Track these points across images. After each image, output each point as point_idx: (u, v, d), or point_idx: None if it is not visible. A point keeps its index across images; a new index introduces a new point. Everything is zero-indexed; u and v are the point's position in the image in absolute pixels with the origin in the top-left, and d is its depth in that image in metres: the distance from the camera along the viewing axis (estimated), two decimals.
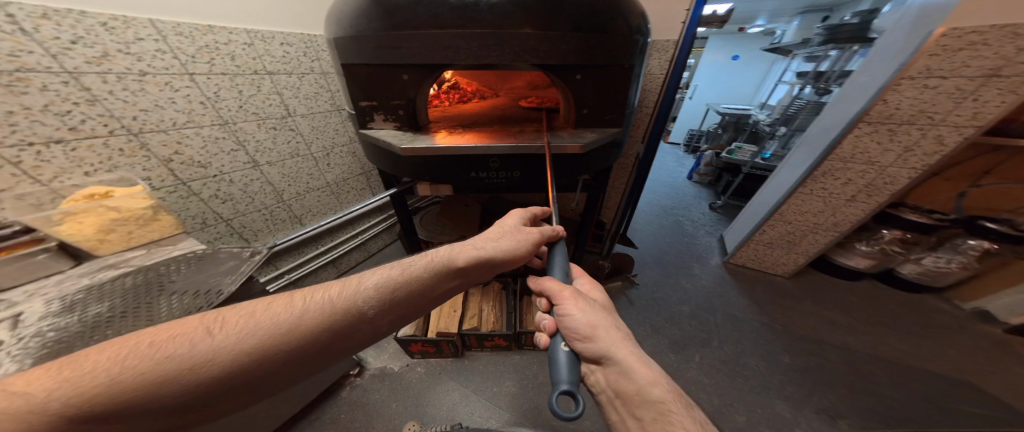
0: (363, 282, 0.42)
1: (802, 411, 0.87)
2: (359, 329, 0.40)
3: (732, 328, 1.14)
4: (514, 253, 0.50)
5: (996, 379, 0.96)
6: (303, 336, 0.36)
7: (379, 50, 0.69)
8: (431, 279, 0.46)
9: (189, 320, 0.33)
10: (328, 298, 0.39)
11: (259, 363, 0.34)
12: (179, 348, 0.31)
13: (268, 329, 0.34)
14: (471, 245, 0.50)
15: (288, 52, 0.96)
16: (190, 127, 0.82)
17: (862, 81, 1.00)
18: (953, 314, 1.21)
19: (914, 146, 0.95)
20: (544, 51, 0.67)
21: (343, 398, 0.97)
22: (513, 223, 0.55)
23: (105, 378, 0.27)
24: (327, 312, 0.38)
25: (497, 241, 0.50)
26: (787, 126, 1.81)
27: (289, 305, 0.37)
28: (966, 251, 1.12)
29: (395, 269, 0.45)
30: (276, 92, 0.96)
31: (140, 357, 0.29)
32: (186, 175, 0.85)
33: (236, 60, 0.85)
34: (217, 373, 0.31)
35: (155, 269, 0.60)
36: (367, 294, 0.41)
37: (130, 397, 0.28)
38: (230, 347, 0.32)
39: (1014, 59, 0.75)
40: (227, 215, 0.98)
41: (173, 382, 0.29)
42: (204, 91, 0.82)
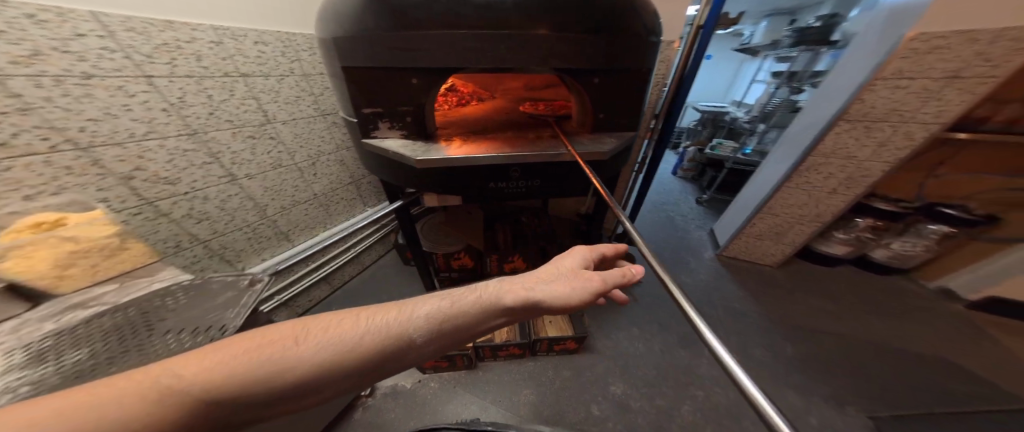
0: (418, 307, 0.31)
1: (812, 399, 0.94)
2: (411, 357, 0.30)
3: (733, 320, 1.21)
4: (569, 300, 0.36)
5: (956, 351, 1.10)
6: (364, 359, 0.27)
7: (391, 52, 0.64)
8: (475, 318, 0.33)
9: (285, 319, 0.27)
10: (387, 318, 0.30)
11: (340, 379, 0.27)
12: (276, 349, 0.25)
13: (339, 346, 0.27)
14: (521, 282, 0.37)
15: (264, 52, 0.85)
16: (152, 139, 0.71)
17: (840, 82, 1.07)
18: (923, 294, 1.36)
19: (886, 142, 1.04)
20: (565, 54, 0.65)
21: (357, 420, 0.92)
22: (570, 263, 0.42)
23: (221, 373, 0.23)
24: (394, 332, 0.29)
25: (549, 285, 0.36)
26: (765, 123, 1.92)
27: (357, 320, 0.29)
28: (930, 235, 1.25)
29: (447, 294, 0.34)
30: (252, 96, 0.86)
31: (236, 357, 0.24)
32: (152, 194, 0.75)
33: (203, 61, 0.74)
34: (299, 384, 0.25)
35: (139, 305, 0.51)
36: (424, 322, 0.30)
37: (236, 394, 0.24)
38: (307, 359, 0.25)
39: (973, 62, 0.84)
40: (205, 236, 0.88)
41: (263, 388, 0.24)
42: (166, 97, 0.71)
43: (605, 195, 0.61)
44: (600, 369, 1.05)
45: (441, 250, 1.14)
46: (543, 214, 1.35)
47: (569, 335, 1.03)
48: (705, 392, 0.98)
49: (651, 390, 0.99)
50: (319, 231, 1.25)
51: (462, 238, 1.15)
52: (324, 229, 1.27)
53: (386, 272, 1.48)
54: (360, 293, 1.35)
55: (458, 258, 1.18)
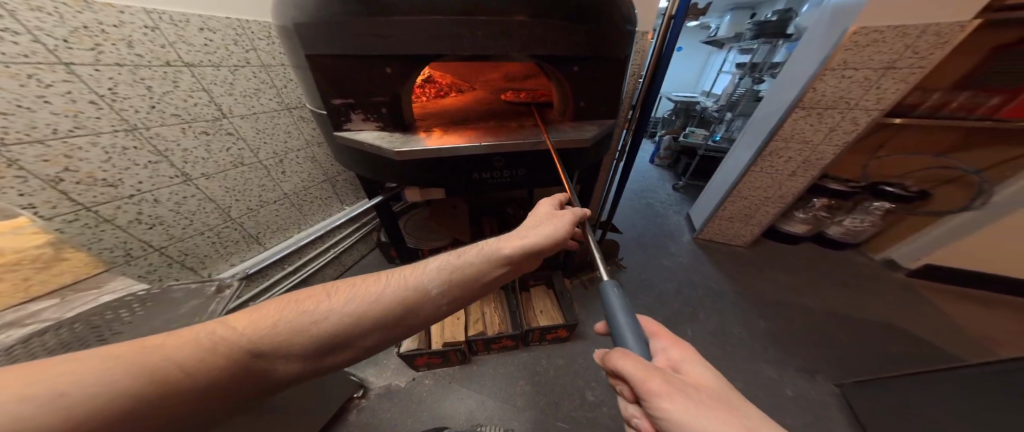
0: (428, 265, 0.46)
1: (786, 370, 1.03)
2: (427, 304, 0.43)
3: (713, 300, 1.30)
4: (553, 236, 0.50)
5: (899, 313, 1.25)
6: (384, 308, 0.40)
7: (361, 38, 0.59)
8: (482, 266, 0.48)
9: (312, 286, 0.39)
10: (399, 278, 0.43)
11: (356, 330, 0.39)
12: (308, 308, 0.37)
13: (363, 299, 0.40)
14: (515, 237, 0.51)
15: (212, 39, 0.77)
16: (81, 135, 0.61)
17: (795, 74, 1.16)
18: (870, 265, 1.52)
19: (836, 127, 1.13)
20: (543, 41, 0.65)
21: (352, 422, 0.89)
22: (546, 209, 0.57)
23: (270, 322, 0.35)
24: (401, 289, 0.42)
25: (538, 229, 0.51)
26: (731, 112, 2.02)
27: (377, 281, 0.42)
28: (874, 211, 1.41)
29: (452, 255, 0.49)
30: (201, 87, 0.77)
31: (279, 313, 0.36)
32: (89, 198, 0.65)
33: (136, 47, 0.65)
34: (331, 331, 0.37)
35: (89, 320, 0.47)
36: (434, 273, 0.45)
37: (282, 338, 0.35)
38: (339, 309, 0.38)
39: (903, 54, 0.93)
40: (159, 242, 0.79)
41: (303, 332, 0.36)
42: (95, 87, 0.61)
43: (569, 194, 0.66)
44: (591, 355, 1.08)
45: (427, 246, 1.10)
46: (527, 205, 1.35)
47: (559, 324, 1.04)
48: None
49: None
50: (293, 232, 1.18)
51: (448, 233, 1.13)
52: (299, 230, 1.20)
53: (370, 271, 1.42)
54: None
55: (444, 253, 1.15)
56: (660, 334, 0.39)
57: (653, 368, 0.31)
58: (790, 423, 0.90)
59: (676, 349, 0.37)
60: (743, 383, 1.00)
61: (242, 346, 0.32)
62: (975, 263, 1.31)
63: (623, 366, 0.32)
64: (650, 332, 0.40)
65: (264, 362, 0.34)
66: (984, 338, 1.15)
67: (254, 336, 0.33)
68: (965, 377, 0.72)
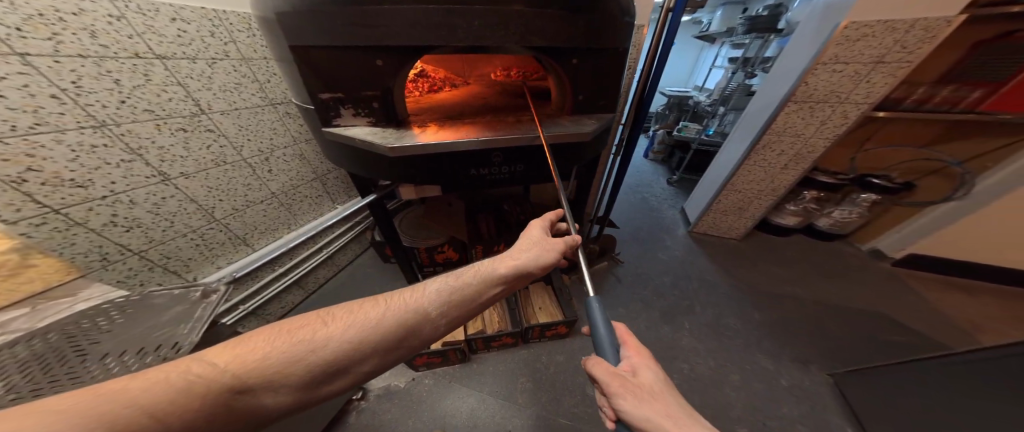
0: (428, 286, 0.45)
1: (780, 362, 1.06)
2: (427, 326, 0.42)
3: (708, 293, 1.32)
4: (541, 261, 0.53)
5: (884, 301, 1.30)
6: (385, 332, 0.38)
7: (348, 28, 0.56)
8: (480, 287, 0.48)
9: (308, 313, 0.37)
10: (400, 302, 0.41)
11: (355, 356, 0.36)
12: (304, 337, 0.35)
13: (362, 324, 0.38)
14: (507, 256, 0.53)
15: (185, 31, 0.72)
16: (43, 132, 0.57)
17: (786, 69, 1.16)
18: (858, 255, 1.57)
19: (826, 120, 1.14)
20: (540, 31, 0.63)
21: (351, 425, 0.88)
22: (538, 234, 0.58)
23: (259, 355, 0.32)
24: (404, 312, 0.40)
25: (530, 252, 0.53)
26: (724, 106, 2.04)
27: (377, 305, 0.40)
28: (861, 203, 1.44)
29: (451, 276, 0.48)
30: (174, 81, 0.73)
31: (268, 344, 0.33)
32: (58, 200, 0.61)
33: (99, 37, 0.60)
34: (330, 360, 0.35)
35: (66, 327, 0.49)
36: (435, 295, 0.44)
37: (273, 370, 0.32)
38: (337, 335, 0.36)
39: (892, 49, 0.93)
40: (138, 245, 0.75)
41: (296, 363, 0.33)
42: (56, 80, 0.56)
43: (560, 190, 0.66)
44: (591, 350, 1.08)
45: (423, 244, 1.08)
46: (524, 201, 1.34)
47: (559, 320, 1.04)
48: (689, 362, 1.05)
49: None
50: (282, 233, 1.14)
51: (444, 231, 1.10)
52: (288, 230, 1.16)
53: (365, 271, 1.39)
54: (340, 294, 1.27)
55: (441, 251, 1.13)
56: (629, 344, 0.41)
57: (615, 373, 0.35)
58: (785, 412, 0.92)
59: (640, 358, 0.39)
60: (739, 375, 1.02)
61: (225, 382, 0.30)
62: (955, 252, 1.37)
63: (593, 369, 0.36)
64: (621, 340, 0.42)
65: (250, 398, 0.31)
66: (964, 324, 1.20)
67: (241, 371, 0.31)
68: (950, 366, 0.75)
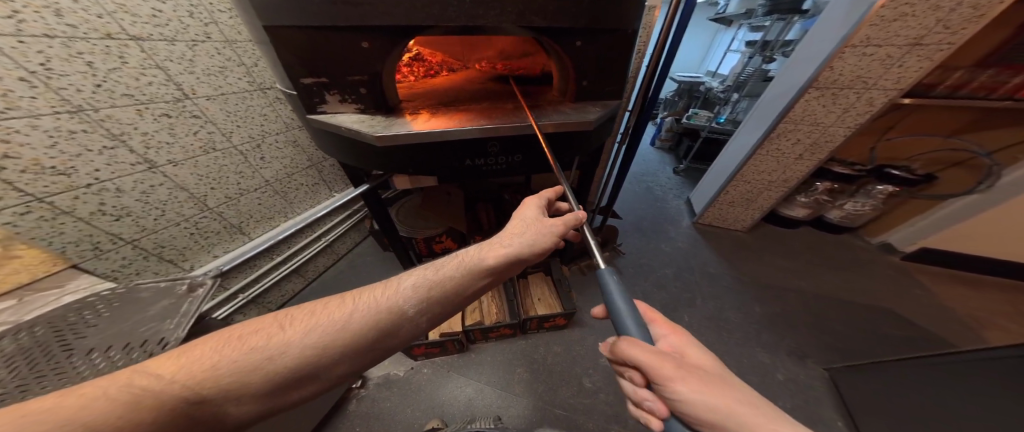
0: (402, 283, 0.43)
1: (779, 355, 1.05)
2: (405, 325, 0.40)
3: (709, 286, 1.30)
4: (532, 245, 0.48)
5: (891, 296, 1.27)
6: (356, 333, 0.37)
7: (329, 7, 0.51)
8: (462, 280, 0.45)
9: (263, 318, 0.36)
10: (370, 300, 0.40)
11: (323, 360, 0.35)
12: (259, 344, 0.34)
13: (326, 327, 0.36)
14: (498, 243, 0.49)
15: (160, 10, 0.67)
16: (15, 117, 0.54)
17: (808, 53, 1.06)
18: (868, 248, 1.54)
19: (850, 108, 1.06)
20: (541, 10, 0.57)
21: (352, 411, 0.90)
22: (532, 214, 0.54)
23: (211, 362, 0.32)
24: (374, 312, 0.39)
25: (523, 236, 0.49)
26: (737, 93, 1.93)
27: (343, 305, 0.38)
28: (877, 195, 1.39)
29: (429, 269, 0.46)
30: (153, 63, 0.69)
31: (220, 352, 0.32)
32: (41, 188, 0.59)
33: (65, 17, 0.55)
34: (291, 366, 0.34)
35: (58, 321, 0.51)
36: (412, 291, 0.42)
37: (229, 379, 0.32)
38: (297, 341, 0.35)
39: (933, 30, 0.84)
40: (130, 234, 0.74)
41: (253, 371, 0.32)
42: (23, 63, 0.53)
43: (560, 174, 0.62)
44: (589, 342, 1.08)
45: (421, 235, 1.06)
46: (525, 190, 1.34)
47: (558, 313, 1.04)
48: None
49: None
50: (279, 221, 1.12)
51: (443, 221, 1.08)
52: (285, 219, 1.15)
53: (365, 259, 1.39)
54: (339, 283, 1.27)
55: (440, 242, 1.11)
56: (660, 321, 0.39)
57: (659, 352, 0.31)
58: (779, 405, 0.92)
59: (678, 335, 0.36)
60: (735, 367, 1.02)
61: (176, 393, 0.29)
62: (969, 246, 1.32)
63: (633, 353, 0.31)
64: (648, 318, 0.40)
65: (212, 407, 0.31)
66: (970, 319, 1.18)
67: (191, 382, 0.30)
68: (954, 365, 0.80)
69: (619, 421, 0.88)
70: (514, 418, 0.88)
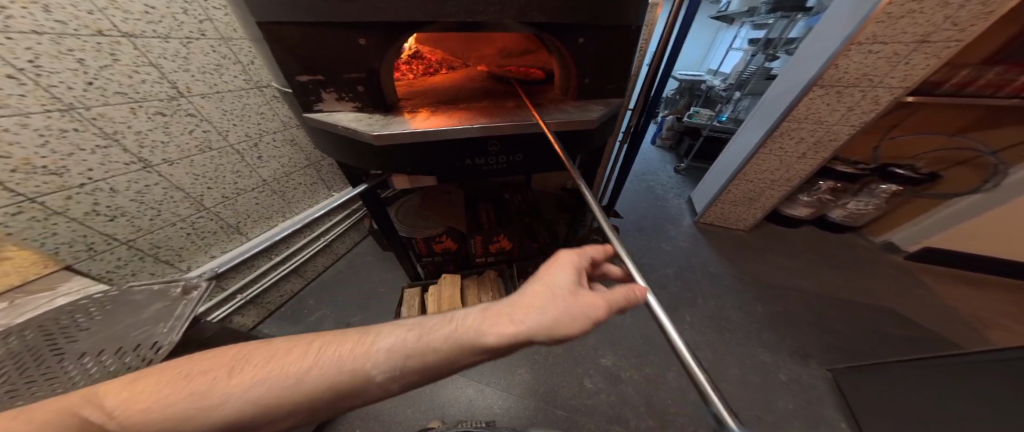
0: (377, 341, 0.34)
1: (781, 355, 1.04)
2: (371, 390, 0.32)
3: (711, 285, 1.30)
4: (553, 331, 0.33)
5: (894, 296, 1.27)
6: (309, 391, 0.30)
7: (324, 4, 0.49)
8: (447, 351, 0.34)
9: (218, 356, 0.31)
10: (337, 353, 0.32)
11: (264, 421, 0.29)
12: (202, 388, 0.28)
13: (278, 379, 0.30)
14: (506, 311, 0.36)
15: (153, 6, 0.65)
16: (5, 115, 0.53)
17: (812, 51, 1.05)
18: (871, 247, 1.53)
19: (855, 106, 1.05)
20: (543, 6, 0.56)
21: (351, 412, 0.89)
22: (567, 280, 0.37)
23: (143, 405, 0.26)
24: (330, 377, 0.31)
25: (542, 315, 0.34)
26: (739, 91, 1.92)
27: (304, 356, 0.32)
28: (880, 194, 1.39)
29: (416, 321, 0.37)
30: (146, 61, 0.67)
31: (158, 393, 0.27)
32: (32, 188, 0.58)
33: (55, 13, 0.54)
34: (225, 423, 0.28)
35: (50, 325, 0.51)
36: (384, 356, 0.33)
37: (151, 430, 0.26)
38: (241, 393, 0.28)
39: (940, 27, 0.83)
40: (126, 235, 0.73)
41: (179, 424, 0.26)
42: (11, 60, 0.52)
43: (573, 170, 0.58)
44: (590, 342, 1.08)
45: (421, 235, 1.05)
46: (525, 189, 1.33)
47: None
48: None
49: (641, 358, 1.03)
50: (277, 221, 1.11)
51: (442, 221, 1.07)
52: (282, 218, 1.13)
53: (364, 259, 1.38)
54: (339, 283, 1.26)
55: (439, 241, 1.10)
56: None
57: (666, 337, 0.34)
58: (781, 405, 0.92)
59: None
60: (736, 368, 1.01)
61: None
62: (973, 245, 1.32)
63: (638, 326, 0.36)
64: None
65: None
66: (973, 319, 1.17)
67: (124, 423, 0.25)
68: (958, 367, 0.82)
69: (620, 422, 0.88)
70: (515, 419, 0.88)
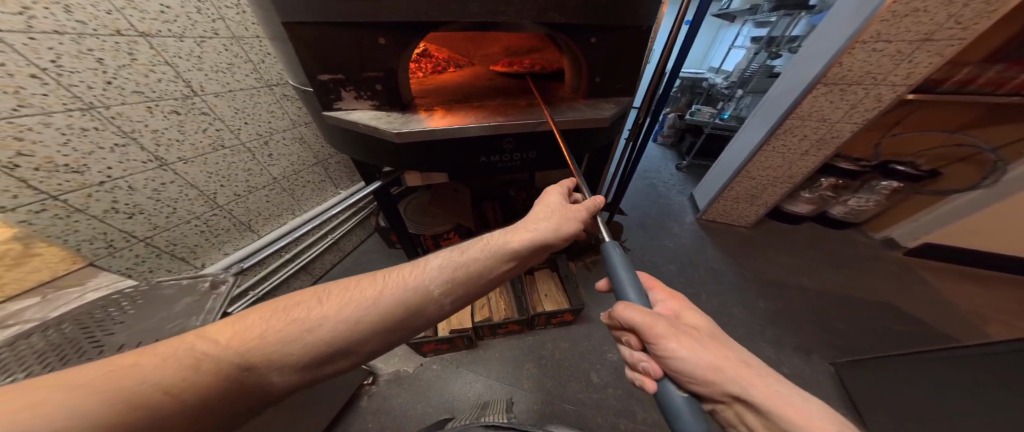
0: (429, 263, 0.44)
1: (783, 350, 1.07)
2: (432, 303, 0.41)
3: (714, 282, 1.32)
4: (559, 231, 0.49)
5: (893, 292, 1.29)
6: (388, 308, 0.38)
7: (347, 5, 0.51)
8: (487, 262, 0.46)
9: (301, 294, 0.37)
10: (400, 277, 0.41)
11: (354, 338, 0.36)
12: (298, 316, 0.35)
13: (360, 303, 0.37)
14: (522, 228, 0.50)
15: (168, 6, 0.66)
16: (29, 115, 0.54)
17: (815, 49, 1.06)
18: (871, 244, 1.55)
19: (858, 104, 1.07)
20: (560, 6, 0.57)
21: (363, 408, 0.91)
22: (556, 201, 0.54)
23: (255, 333, 0.32)
24: (401, 292, 0.40)
25: (547, 221, 0.50)
26: (742, 89, 1.93)
27: (374, 284, 0.40)
28: (880, 191, 1.40)
29: (455, 252, 0.47)
30: (162, 60, 0.68)
31: (264, 320, 0.34)
32: (55, 186, 0.59)
33: (75, 13, 0.55)
34: (327, 338, 0.35)
35: (89, 316, 0.52)
36: (437, 271, 0.43)
37: (266, 354, 0.32)
38: (333, 315, 0.36)
39: (944, 25, 0.84)
40: (143, 232, 0.74)
41: (293, 344, 0.33)
42: (34, 60, 0.52)
43: (573, 168, 0.62)
44: (596, 338, 1.10)
45: (429, 231, 1.06)
46: (529, 187, 1.34)
47: (565, 309, 1.05)
48: None
49: None
50: (286, 219, 1.13)
51: (450, 218, 1.09)
52: (292, 216, 1.15)
53: (371, 256, 1.40)
54: None
55: (447, 238, 1.11)
56: (662, 289, 0.41)
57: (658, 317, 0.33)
58: None
59: (675, 302, 0.39)
60: None
61: (228, 360, 0.30)
62: (971, 242, 1.35)
63: (629, 316, 0.33)
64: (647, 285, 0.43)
65: (258, 376, 0.31)
66: (972, 315, 1.19)
67: (237, 352, 0.31)
68: (946, 360, 0.83)
69: (628, 415, 0.90)
70: (524, 412, 0.90)
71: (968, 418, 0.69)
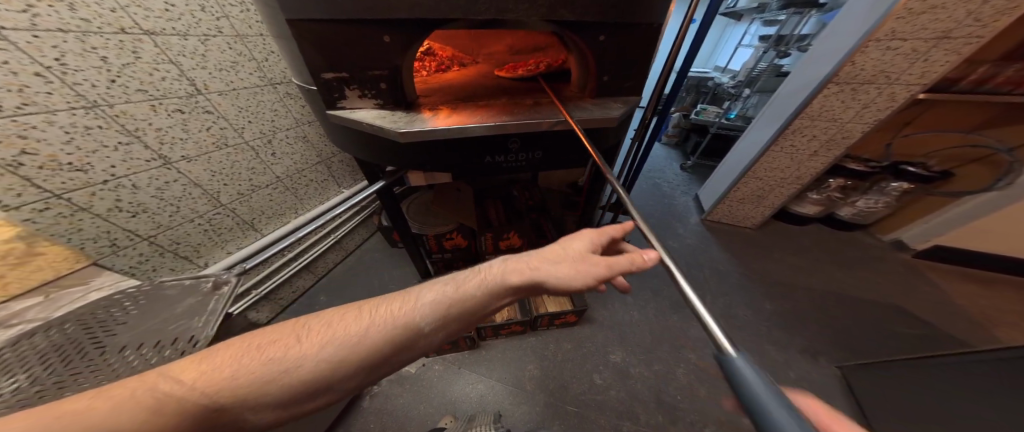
0: (420, 297, 0.36)
1: (789, 353, 1.05)
2: (422, 342, 0.35)
3: (719, 283, 1.30)
4: (568, 283, 0.38)
5: (903, 295, 1.26)
6: (374, 346, 0.32)
7: (352, 3, 0.50)
8: (482, 301, 0.38)
9: (281, 326, 0.32)
10: (388, 312, 0.35)
11: (336, 377, 0.31)
12: (274, 355, 0.30)
13: (342, 342, 0.32)
14: (525, 261, 0.41)
15: (173, 4, 0.66)
16: (32, 113, 0.53)
17: (827, 48, 1.04)
18: (880, 246, 1.52)
19: (870, 104, 1.04)
20: (570, 3, 0.56)
21: (365, 408, 0.91)
22: (581, 246, 0.42)
23: (226, 373, 0.28)
24: (389, 329, 0.33)
25: (554, 264, 0.39)
26: (748, 88, 1.91)
27: (359, 318, 0.34)
28: (890, 192, 1.38)
29: (451, 280, 0.39)
30: (166, 58, 0.68)
31: (239, 357, 0.30)
32: (59, 184, 0.59)
33: (79, 11, 0.54)
34: (307, 380, 0.30)
35: (94, 316, 0.52)
36: (429, 309, 0.36)
37: (239, 396, 0.28)
38: (312, 355, 0.30)
39: (962, 22, 0.82)
40: (146, 231, 0.74)
41: (269, 387, 0.29)
42: (39, 58, 0.52)
43: (598, 162, 0.58)
44: (599, 339, 1.09)
45: (433, 231, 1.06)
46: (532, 185, 1.35)
47: (569, 309, 1.04)
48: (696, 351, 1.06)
49: (648, 355, 1.04)
50: (289, 218, 1.12)
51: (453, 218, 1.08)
52: (294, 215, 1.14)
53: (373, 256, 1.39)
54: (348, 279, 1.27)
55: (449, 238, 1.11)
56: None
57: None
58: None
59: None
60: None
61: (196, 404, 0.26)
62: (983, 244, 1.32)
63: None
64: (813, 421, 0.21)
65: (231, 417, 0.28)
66: (983, 318, 1.17)
67: (208, 392, 0.27)
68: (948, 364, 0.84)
69: (630, 418, 0.89)
70: (526, 414, 0.89)
71: (974, 420, 0.67)
